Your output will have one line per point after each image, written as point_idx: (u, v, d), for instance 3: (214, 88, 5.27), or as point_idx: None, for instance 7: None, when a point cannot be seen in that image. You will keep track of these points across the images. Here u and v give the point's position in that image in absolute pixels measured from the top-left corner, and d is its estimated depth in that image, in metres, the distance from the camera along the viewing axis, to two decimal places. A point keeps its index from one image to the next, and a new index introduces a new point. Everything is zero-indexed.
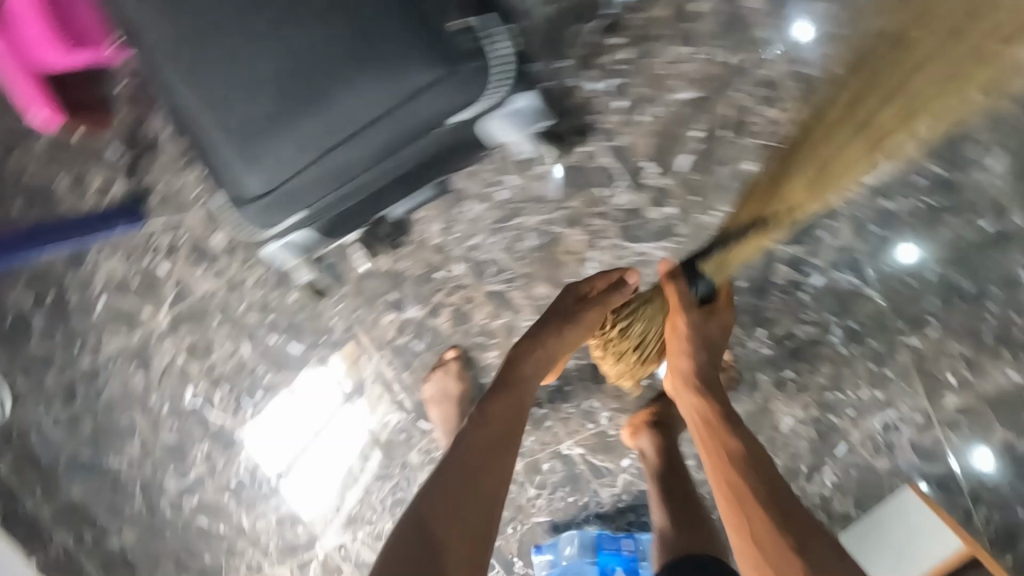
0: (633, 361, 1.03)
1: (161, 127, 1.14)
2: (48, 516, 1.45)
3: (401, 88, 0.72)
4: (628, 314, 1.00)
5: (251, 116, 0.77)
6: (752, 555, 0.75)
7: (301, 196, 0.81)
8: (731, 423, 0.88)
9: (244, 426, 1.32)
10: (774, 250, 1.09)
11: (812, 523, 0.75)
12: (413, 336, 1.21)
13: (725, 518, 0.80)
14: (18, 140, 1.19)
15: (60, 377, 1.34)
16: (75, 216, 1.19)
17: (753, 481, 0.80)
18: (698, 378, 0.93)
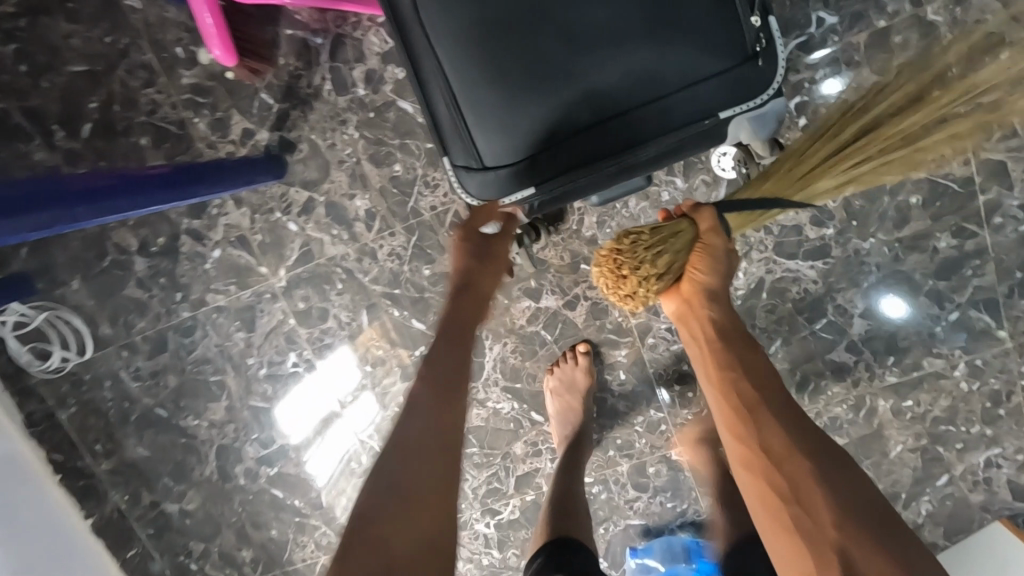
0: (649, 294, 0.88)
1: (321, 81, 1.10)
2: (106, 473, 1.36)
3: (682, 80, 0.76)
4: (659, 239, 0.87)
5: (514, 83, 0.77)
6: (761, 462, 0.76)
7: (539, 171, 0.80)
8: (744, 339, 0.86)
9: (279, 401, 1.29)
10: (917, 282, 1.12)
11: (816, 433, 0.77)
12: (544, 326, 1.20)
13: (731, 429, 0.80)
14: (158, 70, 1.11)
15: (153, 326, 1.27)
16: (201, 170, 1.04)
17: (761, 390, 0.81)
18: (713, 301, 0.88)
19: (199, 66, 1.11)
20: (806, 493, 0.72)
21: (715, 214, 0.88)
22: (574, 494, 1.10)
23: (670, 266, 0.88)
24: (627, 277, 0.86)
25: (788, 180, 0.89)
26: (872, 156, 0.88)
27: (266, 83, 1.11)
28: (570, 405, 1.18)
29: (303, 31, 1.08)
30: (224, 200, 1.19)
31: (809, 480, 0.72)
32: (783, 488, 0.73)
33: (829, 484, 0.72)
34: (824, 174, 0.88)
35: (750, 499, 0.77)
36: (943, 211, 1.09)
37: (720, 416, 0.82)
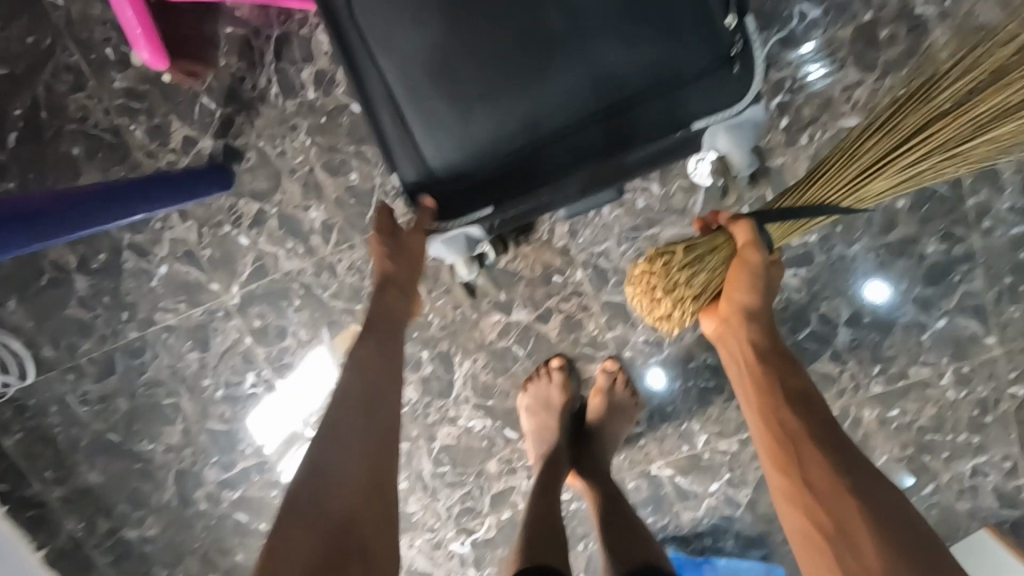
0: (687, 313, 0.84)
1: (267, 84, 1.01)
2: (58, 501, 1.28)
3: (651, 89, 0.70)
4: (695, 259, 0.80)
5: (467, 95, 0.73)
6: (799, 492, 0.70)
7: (497, 188, 0.75)
8: (786, 363, 0.81)
9: (250, 415, 1.21)
10: (902, 288, 1.07)
11: (866, 468, 0.70)
12: (516, 340, 1.14)
13: (770, 455, 0.75)
14: (87, 73, 1.02)
15: (99, 348, 1.19)
16: (144, 181, 0.94)
17: (806, 419, 0.75)
18: (754, 321, 0.83)
19: (133, 69, 1.02)
20: (850, 528, 0.65)
21: (754, 225, 0.79)
22: (549, 519, 0.99)
23: (705, 284, 0.82)
24: (662, 300, 0.81)
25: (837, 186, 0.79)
26: (929, 155, 0.77)
27: (207, 86, 1.02)
28: (548, 425, 1.12)
29: (244, 29, 1.00)
30: (169, 214, 1.11)
31: (851, 511, 0.66)
32: (823, 519, 0.67)
33: (877, 520, 0.65)
34: (876, 177, 0.78)
35: (788, 532, 0.71)
36: (931, 214, 1.04)
37: (758, 441, 0.77)
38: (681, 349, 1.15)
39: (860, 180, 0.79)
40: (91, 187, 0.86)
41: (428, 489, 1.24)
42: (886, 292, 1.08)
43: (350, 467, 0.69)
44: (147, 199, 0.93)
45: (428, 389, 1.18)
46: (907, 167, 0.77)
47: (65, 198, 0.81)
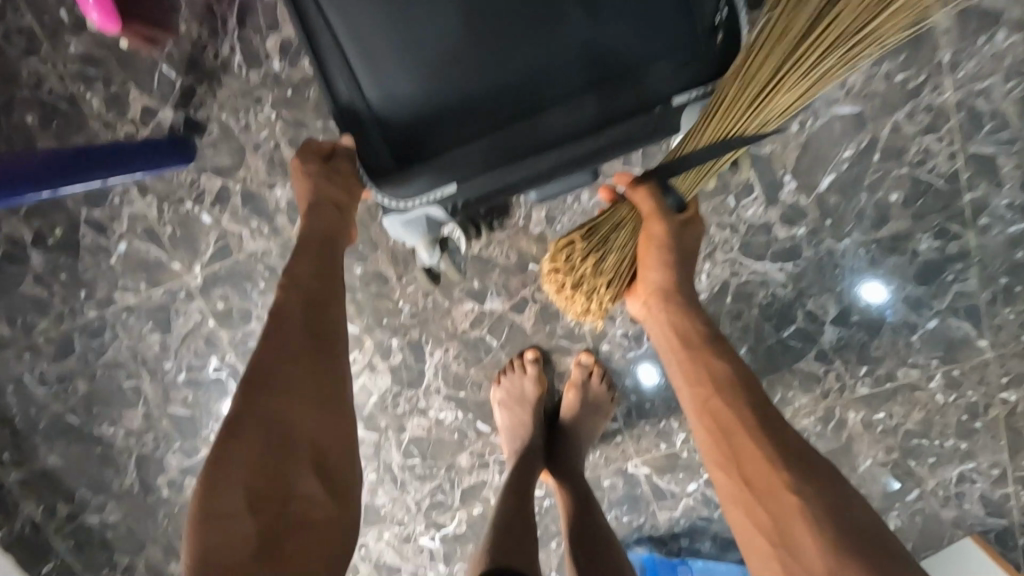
0: (605, 301, 0.83)
1: (230, 52, 0.96)
2: (16, 484, 1.24)
3: (630, 60, 0.68)
4: (601, 240, 0.79)
5: (440, 61, 0.69)
6: (740, 493, 0.66)
7: (467, 164, 0.72)
8: (713, 342, 0.75)
9: (216, 403, 1.17)
10: (894, 287, 1.03)
11: (804, 452, 0.66)
12: (489, 330, 1.10)
13: (710, 452, 0.70)
14: (40, 35, 0.96)
15: (57, 327, 1.14)
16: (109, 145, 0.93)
17: (741, 409, 0.69)
18: (676, 298, 0.77)
19: (88, 33, 0.96)
20: (795, 532, 0.61)
21: (654, 190, 0.74)
22: (520, 514, 0.96)
23: (618, 267, 0.81)
24: (576, 292, 0.82)
25: (737, 114, 0.70)
26: (834, 56, 0.69)
27: (166, 53, 0.96)
28: (522, 419, 1.08)
29: None
30: (128, 188, 1.06)
31: (792, 510, 0.62)
32: (764, 520, 0.63)
33: (817, 515, 0.61)
34: (774, 94, 0.70)
35: (734, 530, 0.67)
36: (926, 210, 0.99)
37: (696, 435, 0.72)
38: None
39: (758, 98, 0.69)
40: (33, 155, 0.85)
41: (397, 481, 1.19)
42: (886, 291, 1.03)
43: (281, 441, 0.63)
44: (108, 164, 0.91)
45: (397, 379, 1.13)
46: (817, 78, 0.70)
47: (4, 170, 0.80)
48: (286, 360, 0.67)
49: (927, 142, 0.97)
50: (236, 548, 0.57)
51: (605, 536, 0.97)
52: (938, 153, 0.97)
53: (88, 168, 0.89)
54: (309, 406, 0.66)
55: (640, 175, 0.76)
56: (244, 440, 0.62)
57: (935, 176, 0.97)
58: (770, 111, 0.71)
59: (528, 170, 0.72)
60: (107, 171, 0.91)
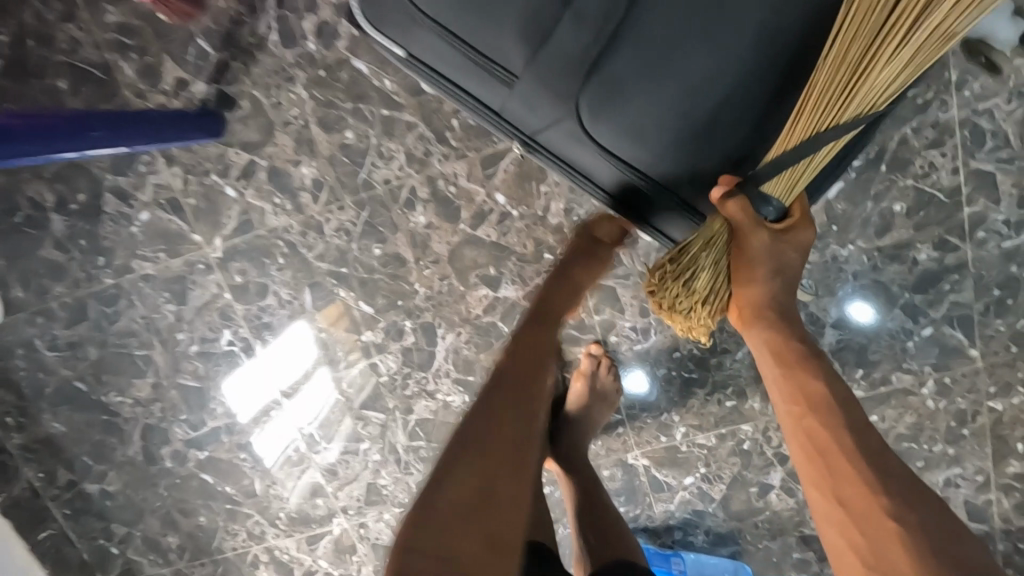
0: (706, 319, 0.80)
1: (267, 30, 0.98)
2: (18, 449, 1.25)
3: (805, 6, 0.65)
4: (692, 260, 0.77)
5: (620, 100, 0.75)
6: (833, 510, 0.69)
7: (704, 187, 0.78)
8: (813, 360, 0.78)
9: (224, 378, 1.19)
10: (895, 294, 1.07)
11: (905, 482, 0.68)
12: (501, 317, 1.12)
13: (806, 470, 0.73)
14: (80, 3, 0.98)
15: (71, 293, 1.15)
16: (142, 112, 0.93)
17: (841, 428, 0.72)
18: (776, 318, 0.79)
19: (128, 3, 0.98)
20: (892, 560, 0.63)
21: (747, 204, 0.72)
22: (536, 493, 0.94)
23: (714, 284, 0.79)
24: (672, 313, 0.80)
25: (827, 105, 0.67)
26: (935, 20, 0.63)
27: (203, 28, 0.98)
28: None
29: None
30: (154, 158, 1.07)
31: (887, 535, 0.64)
32: (858, 540, 0.66)
33: (914, 543, 0.63)
34: (870, 73, 0.65)
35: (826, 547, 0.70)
36: (927, 221, 1.03)
37: (792, 451, 0.75)
38: (667, 339, 1.13)
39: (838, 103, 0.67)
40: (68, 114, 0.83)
41: (400, 463, 1.21)
42: (869, 316, 1.08)
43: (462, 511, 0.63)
44: (143, 130, 0.92)
45: (407, 361, 1.15)
46: (922, 53, 0.65)
47: (31, 120, 0.78)
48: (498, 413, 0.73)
49: (933, 157, 1.01)
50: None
51: (619, 534, 0.98)
52: (942, 167, 1.01)
53: (122, 132, 0.89)
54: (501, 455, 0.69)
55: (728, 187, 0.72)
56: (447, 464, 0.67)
57: (938, 189, 1.02)
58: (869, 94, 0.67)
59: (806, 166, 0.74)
60: (129, 139, 0.90)
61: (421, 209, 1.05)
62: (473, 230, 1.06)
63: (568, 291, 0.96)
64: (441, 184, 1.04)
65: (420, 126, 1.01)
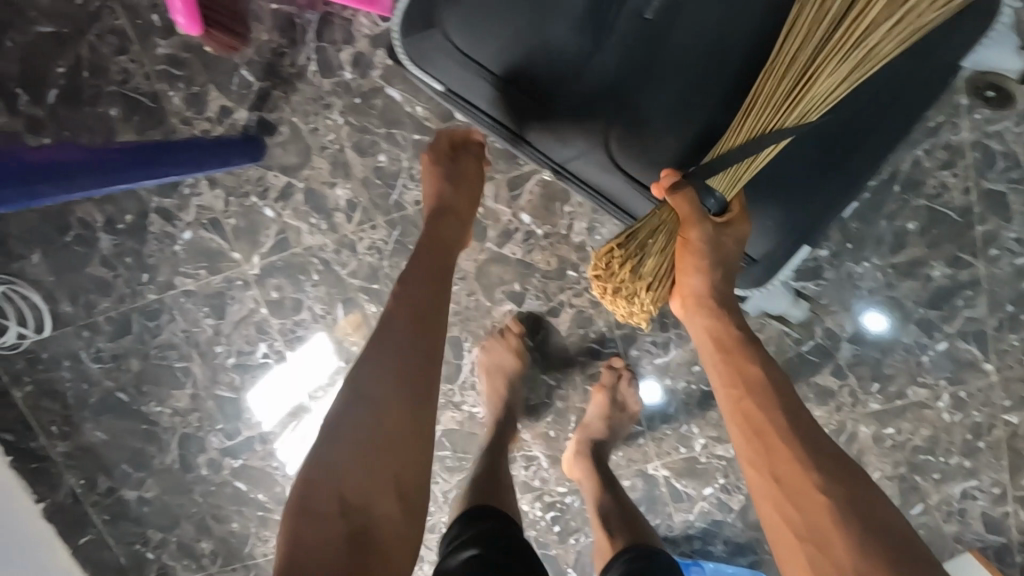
0: (648, 304, 0.84)
1: (306, 61, 1.03)
2: (61, 456, 1.30)
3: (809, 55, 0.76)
4: (638, 245, 0.81)
5: (642, 129, 0.83)
6: (770, 488, 0.72)
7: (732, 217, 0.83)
8: (747, 344, 0.80)
9: (253, 386, 1.24)
10: (910, 310, 1.10)
11: (831, 456, 0.72)
12: (526, 332, 1.16)
13: (744, 451, 0.75)
14: (133, 37, 1.04)
15: (116, 308, 1.21)
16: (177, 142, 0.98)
17: (773, 408, 0.75)
18: (713, 305, 0.82)
19: (176, 36, 1.04)
20: (822, 530, 0.67)
21: (692, 196, 0.77)
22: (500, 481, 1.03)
23: (657, 271, 0.84)
24: (616, 297, 0.84)
25: (774, 105, 0.73)
26: (874, 35, 0.69)
27: (246, 59, 1.04)
28: (496, 388, 1.14)
29: (289, 6, 1.01)
30: (198, 181, 1.13)
31: (819, 508, 0.68)
32: (792, 515, 0.69)
33: (845, 515, 0.67)
34: (817, 80, 0.72)
35: (763, 523, 0.73)
36: (940, 239, 1.06)
37: (731, 434, 0.77)
38: (686, 353, 1.17)
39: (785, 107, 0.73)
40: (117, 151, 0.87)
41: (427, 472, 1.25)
42: (881, 323, 1.11)
43: (347, 471, 0.74)
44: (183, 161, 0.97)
45: None
46: (863, 63, 0.71)
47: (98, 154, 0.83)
48: (388, 390, 0.77)
49: (945, 177, 1.05)
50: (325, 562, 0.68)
51: (639, 529, 1.04)
52: (954, 188, 1.04)
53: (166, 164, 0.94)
54: (392, 432, 0.76)
55: (680, 179, 0.77)
56: (336, 458, 0.74)
57: (950, 208, 1.05)
58: (817, 99, 0.73)
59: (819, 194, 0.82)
60: (193, 160, 0.97)
61: None
62: (500, 248, 1.12)
63: (452, 219, 0.94)
64: None
65: None
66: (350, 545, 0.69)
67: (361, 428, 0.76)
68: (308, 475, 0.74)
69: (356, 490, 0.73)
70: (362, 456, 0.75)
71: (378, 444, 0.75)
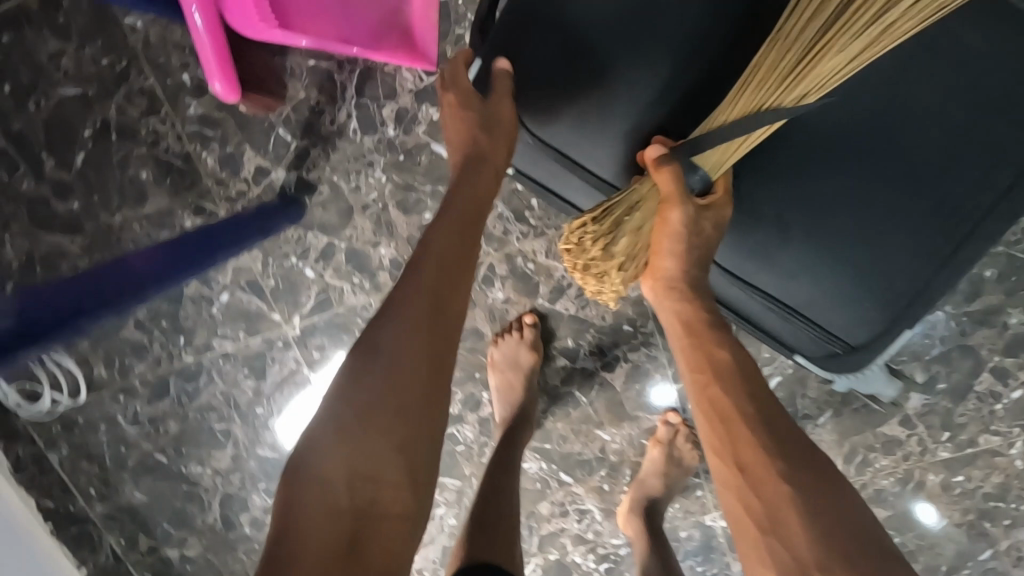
0: (619, 284, 0.79)
1: (346, 118, 0.98)
2: (100, 518, 1.27)
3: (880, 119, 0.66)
4: (613, 222, 0.75)
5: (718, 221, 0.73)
6: (735, 478, 0.64)
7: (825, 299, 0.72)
8: (717, 332, 0.73)
9: (277, 414, 1.18)
10: (984, 358, 1.05)
11: (800, 446, 0.65)
12: (579, 387, 1.13)
13: (708, 439, 0.68)
14: (162, 96, 0.99)
15: (152, 371, 1.17)
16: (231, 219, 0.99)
17: (738, 396, 0.68)
18: (685, 289, 0.74)
19: (208, 95, 1.00)
20: (783, 522, 0.60)
21: (677, 173, 0.68)
22: (495, 488, 0.99)
23: (631, 250, 0.77)
24: (586, 273, 0.79)
25: (774, 82, 0.65)
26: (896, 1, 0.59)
27: (283, 117, 0.99)
28: (510, 385, 1.08)
29: (328, 61, 0.96)
30: None
31: (783, 502, 0.61)
32: (754, 505, 0.62)
33: (809, 508, 0.60)
34: (821, 55, 0.63)
35: (727, 517, 0.65)
36: (1019, 286, 1.01)
37: (697, 423, 0.70)
38: None
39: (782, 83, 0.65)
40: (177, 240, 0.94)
41: None
42: None
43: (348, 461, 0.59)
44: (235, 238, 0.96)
45: (485, 430, 1.16)
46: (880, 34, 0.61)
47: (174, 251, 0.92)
48: (403, 361, 0.64)
49: None
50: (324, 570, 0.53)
51: None
52: None
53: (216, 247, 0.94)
54: (401, 410, 0.62)
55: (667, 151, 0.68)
56: (335, 443, 0.60)
57: None
58: (821, 78, 0.64)
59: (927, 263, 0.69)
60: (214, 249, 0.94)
61: (500, 285, 1.07)
62: (552, 303, 1.08)
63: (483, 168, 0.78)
64: (520, 261, 1.05)
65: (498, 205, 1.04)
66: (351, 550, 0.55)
67: (363, 407, 0.61)
68: (294, 469, 0.59)
69: (363, 482, 0.59)
70: (367, 442, 0.60)
71: (386, 426, 0.61)
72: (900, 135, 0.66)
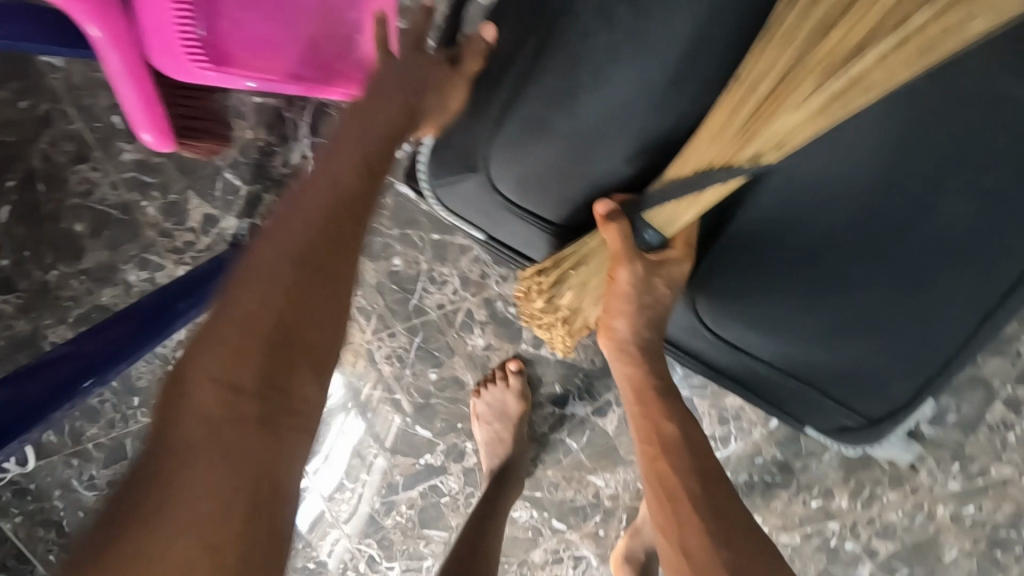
0: (567, 334, 0.79)
1: (301, 159, 0.91)
2: None
3: (898, 200, 0.65)
4: (559, 276, 0.74)
5: (733, 298, 0.73)
6: (678, 563, 0.62)
7: (836, 368, 0.75)
8: (670, 402, 0.71)
9: None
10: (994, 387, 1.00)
11: (743, 526, 0.63)
12: (569, 434, 1.06)
13: (655, 518, 0.66)
14: (93, 141, 0.89)
15: (107, 434, 1.08)
16: (200, 266, 0.89)
17: (687, 474, 0.66)
18: (635, 353, 0.72)
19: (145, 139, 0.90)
20: None
21: (623, 231, 0.66)
22: (477, 553, 0.90)
23: (580, 302, 0.77)
24: (536, 322, 0.80)
25: (725, 142, 0.61)
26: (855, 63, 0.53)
27: (230, 161, 0.90)
28: (499, 435, 1.00)
29: (275, 98, 0.89)
30: None
31: None
32: None
33: None
34: (775, 114, 0.58)
35: None
36: None
37: (646, 501, 0.67)
38: (748, 445, 1.07)
39: (737, 139, 0.61)
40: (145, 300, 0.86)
41: None
42: None
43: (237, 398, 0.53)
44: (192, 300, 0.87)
45: (471, 481, 1.08)
46: (839, 96, 0.55)
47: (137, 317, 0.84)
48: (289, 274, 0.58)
49: None
50: (205, 527, 0.49)
51: None
52: None
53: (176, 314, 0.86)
54: (290, 357, 0.56)
55: (616, 207, 0.67)
56: (218, 373, 0.53)
57: None
58: (777, 137, 0.59)
59: (938, 330, 0.70)
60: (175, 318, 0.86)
61: (479, 331, 1.00)
62: (537, 348, 1.02)
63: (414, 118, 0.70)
64: (500, 305, 0.99)
65: (474, 248, 0.97)
66: (233, 496, 0.50)
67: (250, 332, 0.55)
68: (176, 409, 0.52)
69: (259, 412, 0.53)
70: (260, 374, 0.54)
71: (280, 357, 0.55)
72: (913, 211, 0.65)
